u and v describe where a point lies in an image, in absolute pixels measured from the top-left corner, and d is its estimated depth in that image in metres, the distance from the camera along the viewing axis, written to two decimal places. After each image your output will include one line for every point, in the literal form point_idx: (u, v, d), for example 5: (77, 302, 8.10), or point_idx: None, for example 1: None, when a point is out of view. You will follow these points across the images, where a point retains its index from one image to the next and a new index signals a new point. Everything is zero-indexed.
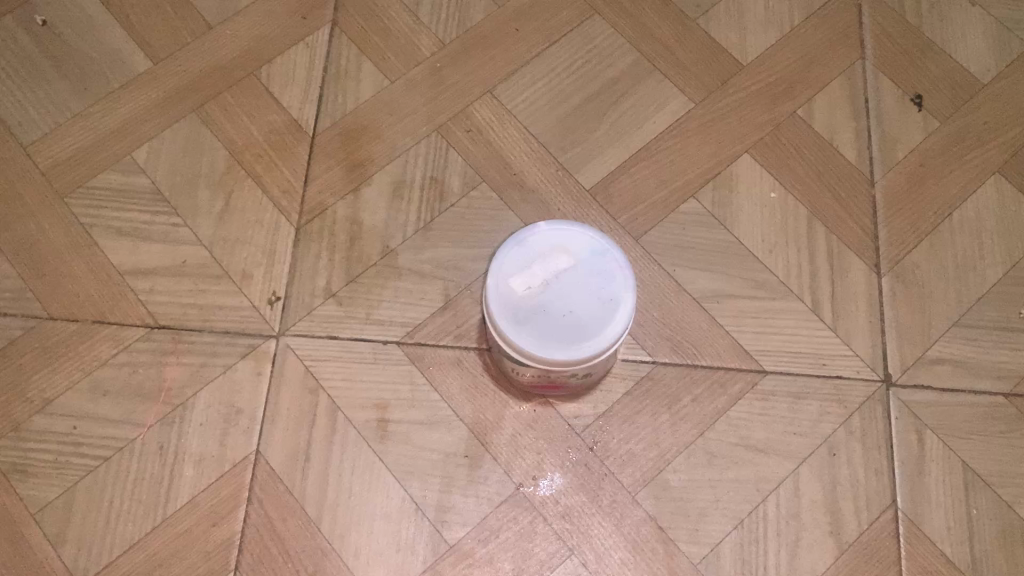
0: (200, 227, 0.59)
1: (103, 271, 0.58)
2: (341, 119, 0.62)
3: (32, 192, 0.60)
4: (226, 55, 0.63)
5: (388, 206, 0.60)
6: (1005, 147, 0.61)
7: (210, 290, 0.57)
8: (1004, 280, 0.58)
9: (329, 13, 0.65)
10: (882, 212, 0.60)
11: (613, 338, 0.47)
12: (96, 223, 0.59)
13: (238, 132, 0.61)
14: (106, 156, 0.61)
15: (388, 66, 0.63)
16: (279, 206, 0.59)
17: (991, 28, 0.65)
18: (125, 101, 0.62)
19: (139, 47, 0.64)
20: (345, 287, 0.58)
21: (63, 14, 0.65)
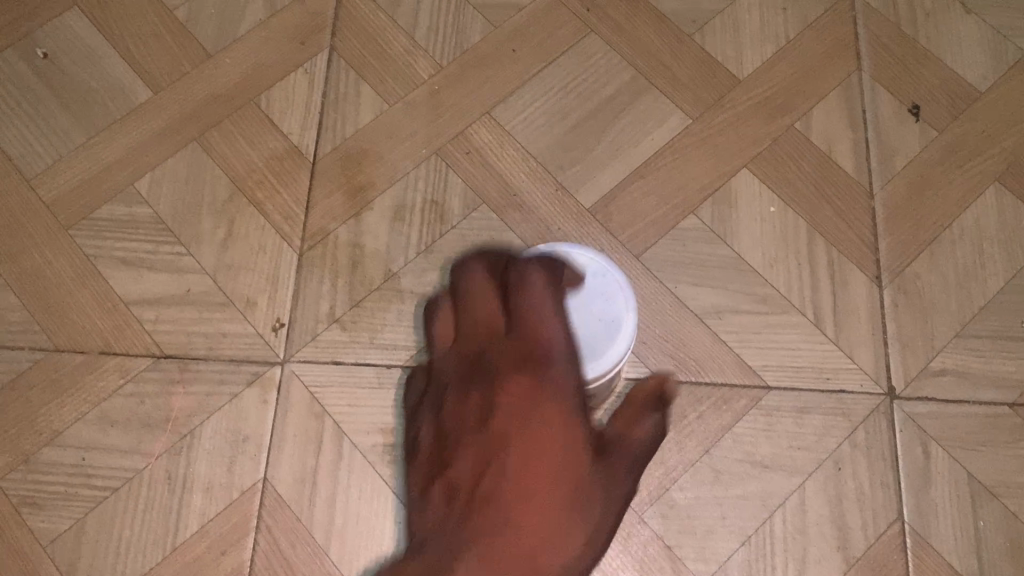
0: (204, 256, 0.60)
1: (108, 302, 0.58)
2: (341, 144, 0.62)
3: (37, 224, 0.60)
4: (226, 83, 0.64)
5: (390, 229, 0.60)
6: (1003, 155, 0.61)
7: (215, 318, 0.58)
8: (1007, 289, 0.58)
9: (327, 38, 0.65)
10: (882, 224, 0.60)
11: (615, 359, 0.48)
12: (101, 254, 0.59)
13: (239, 160, 0.62)
14: (109, 187, 0.61)
15: (386, 89, 0.64)
16: (281, 232, 0.60)
17: (987, 35, 0.65)
18: (127, 132, 0.63)
19: (140, 78, 0.64)
20: (348, 311, 0.58)
21: (64, 45, 0.65)
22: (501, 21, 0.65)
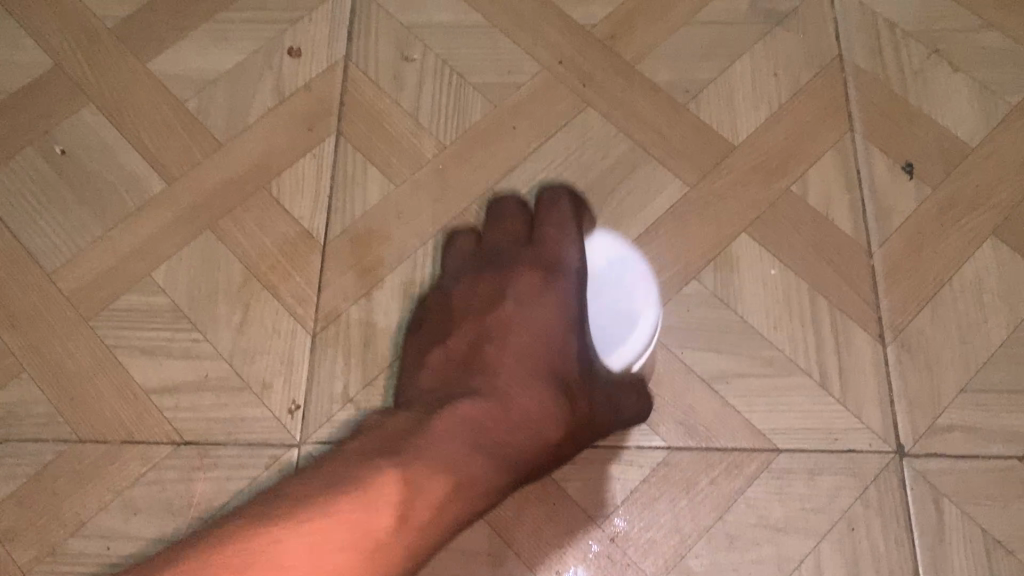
0: (220, 341, 0.61)
1: (129, 390, 0.60)
2: (350, 225, 0.64)
3: (59, 317, 0.62)
4: (237, 170, 0.66)
5: (400, 307, 0.61)
6: (998, 208, 0.62)
7: (233, 402, 0.59)
8: (1011, 341, 0.59)
9: (333, 122, 0.67)
10: (882, 281, 0.61)
11: (634, 345, 0.57)
12: (121, 344, 0.61)
13: (252, 244, 0.64)
14: (127, 277, 0.63)
15: (393, 170, 0.65)
16: (295, 315, 0.61)
17: (977, 91, 0.66)
18: (143, 222, 0.65)
19: (154, 169, 0.66)
20: (362, 390, 0.59)
21: (81, 140, 0.68)
22: (501, 98, 0.67)
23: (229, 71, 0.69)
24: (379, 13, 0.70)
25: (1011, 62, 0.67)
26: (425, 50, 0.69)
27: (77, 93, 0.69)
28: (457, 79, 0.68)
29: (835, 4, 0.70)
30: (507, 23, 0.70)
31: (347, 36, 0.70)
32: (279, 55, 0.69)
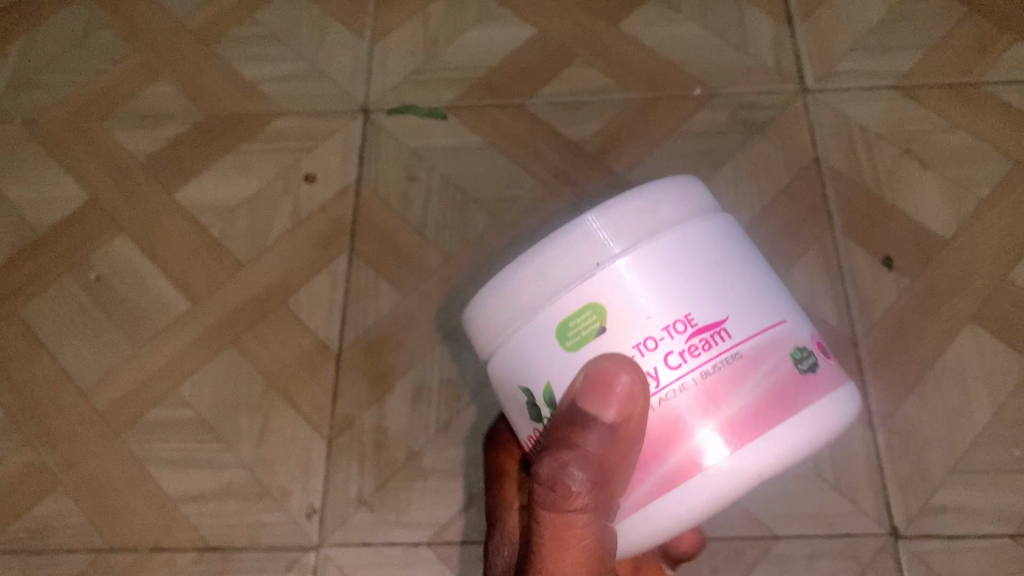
0: (242, 450, 0.65)
1: (158, 501, 0.64)
2: (363, 336, 0.68)
3: (92, 433, 0.66)
4: (258, 288, 0.71)
5: (410, 412, 0.65)
6: (975, 295, 0.66)
7: (254, 508, 0.63)
8: (994, 424, 0.61)
9: (347, 240, 0.72)
10: (869, 371, 0.64)
11: None
12: (150, 456, 0.66)
13: (271, 357, 0.68)
14: (156, 393, 0.68)
15: (402, 282, 0.70)
16: (312, 423, 0.65)
17: (949, 187, 0.70)
18: (170, 340, 0.69)
19: (180, 290, 0.71)
20: (375, 493, 0.63)
21: (112, 266, 0.73)
22: (500, 212, 0.72)
23: (250, 198, 0.75)
24: (386, 138, 0.76)
25: (979, 158, 0.71)
26: (430, 170, 0.74)
27: (111, 224, 0.75)
28: (460, 196, 0.73)
29: (811, 111, 0.75)
30: (504, 142, 0.75)
31: (358, 161, 0.75)
32: (296, 182, 0.75)
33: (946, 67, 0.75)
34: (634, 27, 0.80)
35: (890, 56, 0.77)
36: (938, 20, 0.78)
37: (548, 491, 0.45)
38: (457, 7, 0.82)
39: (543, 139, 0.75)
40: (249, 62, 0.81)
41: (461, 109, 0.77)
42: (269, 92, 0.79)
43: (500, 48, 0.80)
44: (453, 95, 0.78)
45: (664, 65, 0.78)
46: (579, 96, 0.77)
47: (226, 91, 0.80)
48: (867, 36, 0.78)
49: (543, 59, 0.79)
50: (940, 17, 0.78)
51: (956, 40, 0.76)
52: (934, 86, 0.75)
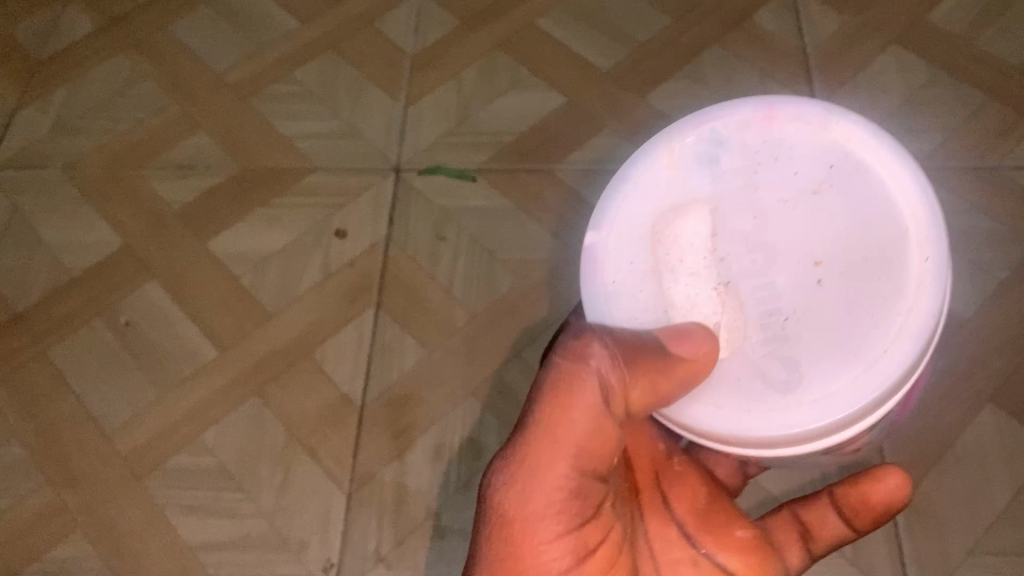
0: (262, 499, 0.66)
1: (176, 547, 0.65)
2: (386, 390, 0.69)
3: (114, 477, 0.67)
4: (285, 339, 0.72)
5: (431, 469, 0.66)
6: (994, 377, 0.67)
7: (272, 558, 0.64)
8: (1015, 505, 0.63)
9: (374, 295, 0.73)
10: (888, 449, 0.65)
11: None
12: (171, 502, 0.66)
13: (294, 408, 0.69)
14: (179, 439, 0.68)
15: (427, 338, 0.71)
16: (332, 476, 0.66)
17: (969, 267, 0.72)
18: (196, 388, 0.70)
19: (208, 339, 0.73)
20: (393, 549, 0.63)
21: (143, 311, 0.74)
22: (526, 273, 0.73)
23: (280, 250, 0.76)
24: (417, 197, 0.78)
25: (1000, 240, 0.73)
26: (458, 230, 0.76)
27: (143, 270, 0.76)
28: (487, 256, 0.75)
29: None
30: (532, 206, 0.77)
31: (388, 219, 0.77)
32: (327, 236, 0.77)
33: (966, 150, 0.77)
34: (660, 100, 0.82)
35: (911, 137, 0.78)
36: (958, 105, 0.80)
37: (562, 378, 0.48)
38: (489, 72, 0.85)
39: (570, 204, 0.77)
40: (284, 117, 0.83)
41: (491, 172, 0.79)
42: (304, 147, 0.82)
43: (530, 114, 0.82)
44: (483, 158, 0.80)
45: None
46: (606, 163, 0.79)
47: (262, 144, 0.82)
48: (888, 117, 0.80)
49: (572, 126, 0.81)
50: (960, 101, 0.80)
51: (977, 125, 0.78)
52: (954, 169, 0.76)
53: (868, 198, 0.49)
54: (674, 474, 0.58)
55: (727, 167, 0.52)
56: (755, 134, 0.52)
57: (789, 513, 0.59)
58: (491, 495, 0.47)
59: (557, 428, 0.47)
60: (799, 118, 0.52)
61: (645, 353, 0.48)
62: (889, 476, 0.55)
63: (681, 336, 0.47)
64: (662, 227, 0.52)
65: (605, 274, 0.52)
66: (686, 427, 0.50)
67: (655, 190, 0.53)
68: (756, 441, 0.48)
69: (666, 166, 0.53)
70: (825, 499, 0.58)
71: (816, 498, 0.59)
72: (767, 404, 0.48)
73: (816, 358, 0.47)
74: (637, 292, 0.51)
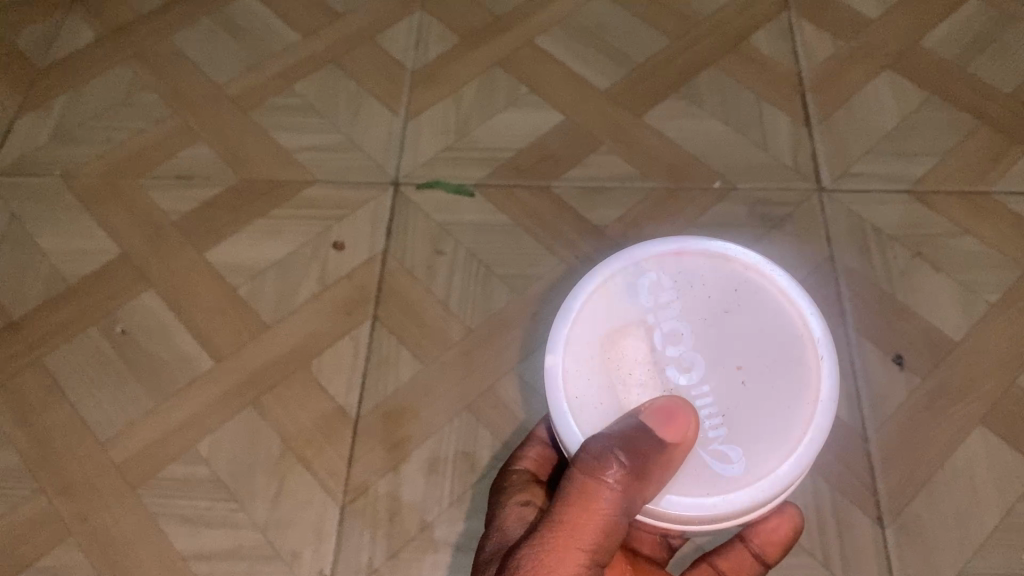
0: (256, 510, 0.66)
1: (169, 557, 0.65)
2: (381, 403, 0.69)
3: (108, 486, 0.67)
4: (281, 350, 0.72)
5: (425, 482, 0.66)
6: (984, 398, 0.68)
7: (265, 569, 0.64)
8: (1003, 525, 0.63)
9: (371, 308, 0.74)
10: (880, 468, 0.66)
11: None
12: (164, 511, 0.66)
13: (290, 419, 0.69)
14: (174, 448, 0.68)
15: (423, 352, 0.71)
16: (326, 487, 0.66)
17: (961, 289, 0.73)
18: (192, 398, 0.71)
19: (204, 348, 0.73)
20: (386, 561, 0.64)
21: (139, 320, 0.74)
22: (522, 288, 0.74)
23: (278, 262, 0.77)
24: (415, 212, 0.78)
25: (991, 264, 0.74)
26: (455, 245, 0.76)
27: (140, 280, 0.76)
28: (483, 271, 0.75)
29: (826, 209, 0.77)
30: (528, 222, 0.78)
31: (386, 232, 0.77)
32: (324, 248, 0.77)
33: (959, 175, 0.78)
34: (657, 120, 0.83)
35: (904, 160, 0.80)
36: (951, 130, 0.81)
37: (591, 475, 0.46)
38: (488, 88, 0.86)
39: (567, 220, 0.78)
40: (284, 130, 0.84)
41: (488, 188, 0.80)
42: (303, 160, 0.82)
43: (529, 131, 0.83)
44: (481, 173, 0.81)
45: (685, 158, 0.81)
46: (603, 181, 0.80)
47: (261, 156, 0.83)
48: (882, 141, 0.81)
49: (570, 144, 0.82)
50: (952, 126, 0.81)
51: (969, 150, 0.79)
52: (946, 192, 0.77)
53: (774, 312, 0.54)
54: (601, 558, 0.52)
55: (666, 293, 0.54)
56: (670, 267, 0.56)
57: (709, 569, 0.60)
58: (513, 574, 0.46)
59: (578, 519, 0.46)
60: (707, 255, 0.56)
61: (647, 445, 0.46)
62: (781, 513, 0.59)
63: (666, 411, 0.47)
64: (606, 346, 0.53)
65: (570, 389, 0.52)
66: (650, 514, 0.50)
67: (594, 316, 0.54)
68: (708, 518, 0.50)
69: (600, 300, 0.55)
70: (739, 545, 0.60)
71: (727, 549, 0.60)
72: (722, 488, 0.50)
73: (751, 453, 0.50)
74: (597, 402, 0.52)
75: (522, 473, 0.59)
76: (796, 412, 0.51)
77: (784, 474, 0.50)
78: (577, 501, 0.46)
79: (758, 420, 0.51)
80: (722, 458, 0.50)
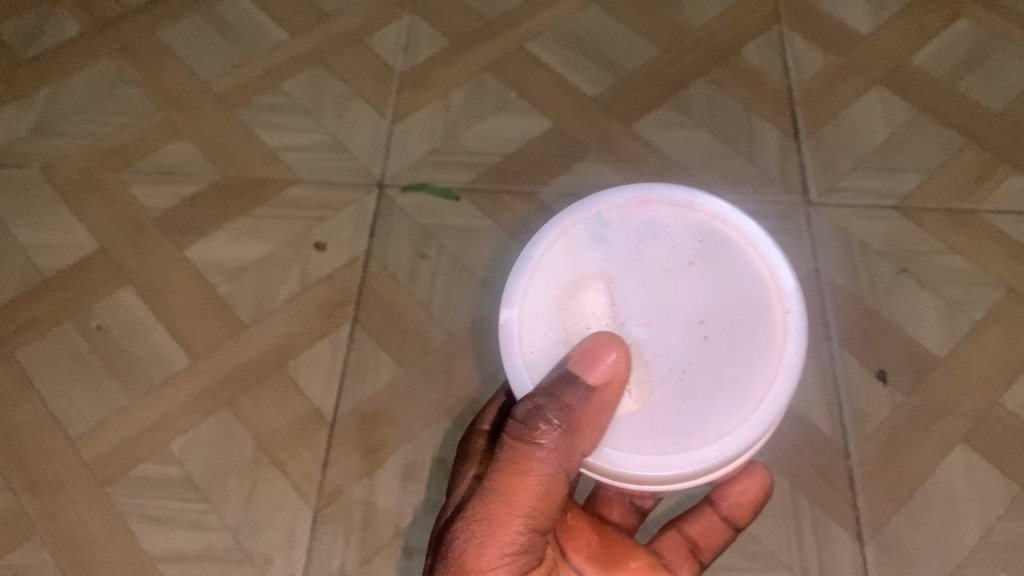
0: (227, 512, 0.65)
1: (137, 558, 0.63)
2: (359, 406, 0.68)
3: (76, 484, 0.66)
4: (258, 350, 0.71)
5: (401, 487, 0.65)
6: (966, 416, 0.67)
7: (234, 573, 0.63)
8: (982, 544, 0.63)
9: (351, 310, 0.73)
10: (860, 484, 0.65)
11: None
12: (133, 511, 0.65)
13: (265, 421, 0.68)
14: (145, 447, 0.67)
15: (403, 356, 0.70)
16: (300, 491, 0.65)
17: (945, 306, 0.72)
18: (165, 396, 0.69)
19: (180, 346, 0.72)
20: (359, 568, 0.63)
21: (115, 316, 0.73)
22: (505, 294, 0.73)
23: (258, 261, 0.76)
24: (399, 214, 0.78)
25: (975, 282, 0.74)
26: (439, 249, 0.76)
27: (117, 275, 0.75)
28: (467, 276, 0.74)
29: (812, 223, 0.77)
30: (513, 228, 0.77)
31: (369, 234, 0.76)
32: (306, 248, 0.76)
33: (945, 192, 0.78)
34: (645, 129, 0.83)
35: (891, 176, 0.79)
36: (939, 147, 0.81)
37: (522, 439, 0.48)
38: (477, 93, 0.85)
39: None
40: (269, 129, 0.83)
41: (474, 192, 0.79)
42: (287, 159, 0.81)
43: (516, 137, 0.82)
44: (467, 178, 0.80)
45: (673, 169, 0.80)
46: (590, 189, 0.79)
47: (244, 154, 0.82)
48: (869, 156, 0.81)
49: (557, 151, 0.81)
50: (940, 144, 0.81)
51: (956, 168, 0.79)
52: (932, 209, 0.77)
53: (732, 267, 0.56)
54: (567, 527, 0.59)
55: (626, 253, 0.56)
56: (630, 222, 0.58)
57: (678, 533, 0.64)
58: (450, 546, 0.48)
59: (511, 484, 0.48)
60: (664, 216, 0.58)
61: (573, 398, 0.49)
62: (752, 473, 0.63)
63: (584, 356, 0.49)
64: (569, 296, 0.55)
65: (530, 339, 0.55)
66: (598, 466, 0.53)
67: (555, 269, 0.56)
68: (658, 467, 0.52)
69: (565, 250, 0.57)
70: (708, 510, 0.64)
71: (695, 516, 0.64)
72: (675, 436, 0.52)
73: (697, 406, 0.52)
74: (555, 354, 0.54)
75: (482, 438, 0.58)
76: (741, 366, 0.53)
77: (731, 425, 0.52)
78: (509, 465, 0.48)
79: (711, 373, 0.53)
80: (676, 407, 0.52)
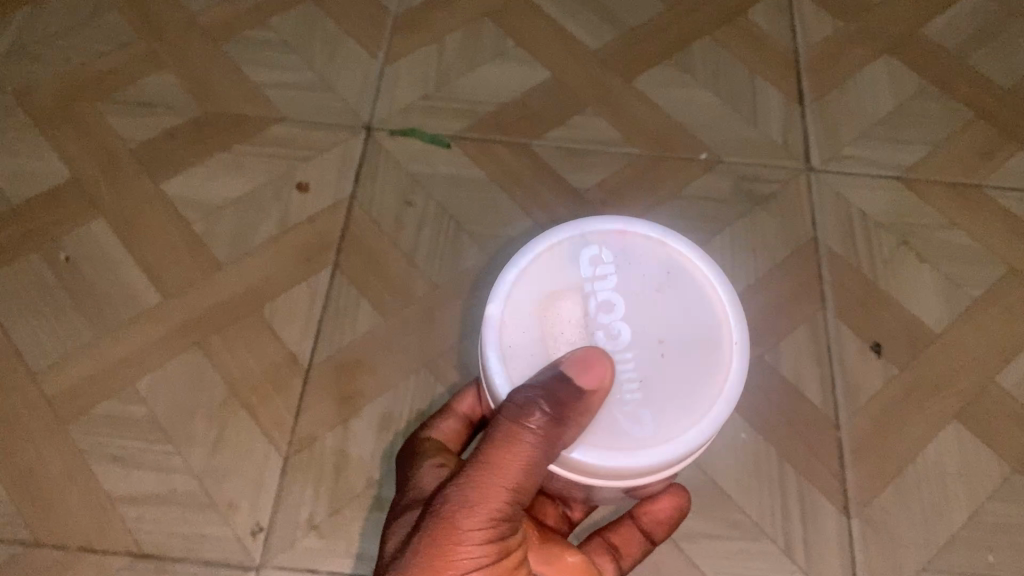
0: (193, 456, 0.62)
1: (96, 499, 0.61)
2: (335, 354, 0.66)
3: (36, 421, 0.63)
4: (233, 291, 0.68)
5: (375, 439, 0.63)
6: (961, 394, 0.65)
7: (197, 519, 0.60)
8: (969, 524, 0.61)
9: (333, 255, 0.70)
10: (849, 458, 0.63)
11: None
12: (94, 451, 0.62)
13: (237, 364, 0.65)
14: (110, 385, 0.64)
15: (383, 305, 0.68)
16: (271, 437, 0.63)
17: (944, 282, 0.70)
18: (134, 334, 0.66)
19: (152, 284, 0.69)
20: (328, 519, 0.60)
21: (84, 248, 0.70)
22: (492, 248, 0.71)
23: (237, 200, 0.73)
24: (387, 159, 0.75)
25: (976, 259, 0.72)
26: (426, 197, 0.73)
27: (89, 207, 0.72)
28: (454, 227, 0.72)
29: (813, 191, 0.74)
30: (505, 180, 0.74)
31: (354, 178, 0.73)
32: (288, 190, 0.73)
33: (951, 167, 0.76)
34: (646, 86, 0.80)
35: (896, 148, 0.77)
36: (946, 121, 0.78)
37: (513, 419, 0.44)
38: (474, 40, 0.82)
39: (545, 182, 0.74)
40: (255, 65, 0.80)
41: (465, 141, 0.76)
42: (273, 97, 0.78)
43: (512, 87, 0.79)
44: (459, 126, 0.77)
45: (672, 127, 0.78)
46: (585, 145, 0.76)
47: (228, 90, 0.78)
48: (874, 126, 0.78)
49: (554, 104, 0.78)
50: (947, 117, 0.79)
51: (962, 142, 0.77)
52: (936, 183, 0.75)
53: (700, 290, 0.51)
54: None
55: (606, 263, 0.51)
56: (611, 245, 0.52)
57: (599, 541, 0.59)
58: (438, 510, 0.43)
59: (501, 460, 0.44)
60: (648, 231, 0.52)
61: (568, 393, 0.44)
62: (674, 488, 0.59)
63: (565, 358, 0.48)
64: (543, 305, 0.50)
65: (503, 338, 0.49)
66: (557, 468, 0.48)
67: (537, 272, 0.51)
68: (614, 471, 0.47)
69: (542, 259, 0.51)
70: (628, 522, 0.59)
71: (617, 525, 0.59)
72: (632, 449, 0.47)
73: (663, 417, 0.47)
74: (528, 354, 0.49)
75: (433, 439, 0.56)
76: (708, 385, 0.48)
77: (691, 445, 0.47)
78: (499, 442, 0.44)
79: (674, 390, 0.48)
80: (636, 422, 0.47)
